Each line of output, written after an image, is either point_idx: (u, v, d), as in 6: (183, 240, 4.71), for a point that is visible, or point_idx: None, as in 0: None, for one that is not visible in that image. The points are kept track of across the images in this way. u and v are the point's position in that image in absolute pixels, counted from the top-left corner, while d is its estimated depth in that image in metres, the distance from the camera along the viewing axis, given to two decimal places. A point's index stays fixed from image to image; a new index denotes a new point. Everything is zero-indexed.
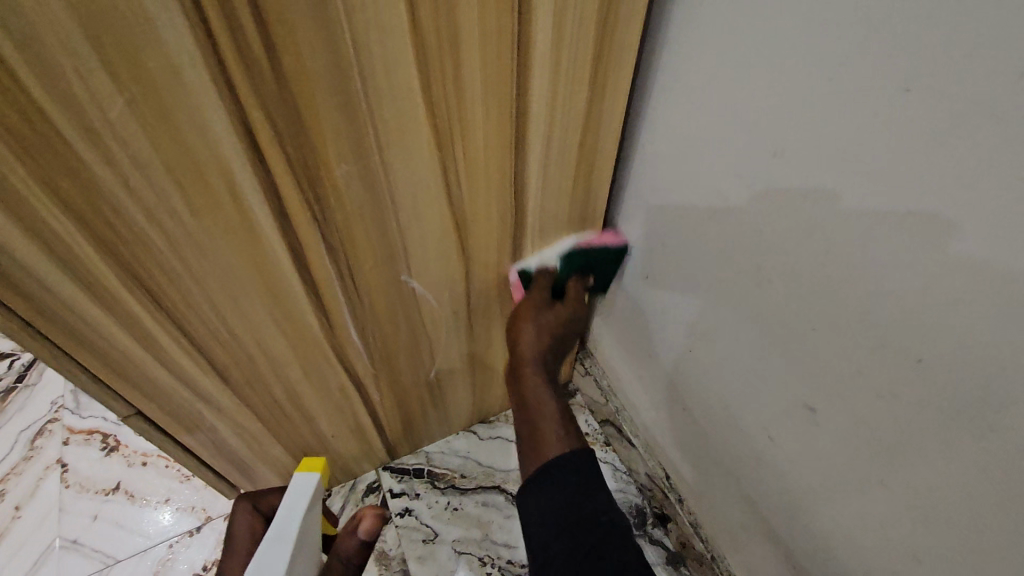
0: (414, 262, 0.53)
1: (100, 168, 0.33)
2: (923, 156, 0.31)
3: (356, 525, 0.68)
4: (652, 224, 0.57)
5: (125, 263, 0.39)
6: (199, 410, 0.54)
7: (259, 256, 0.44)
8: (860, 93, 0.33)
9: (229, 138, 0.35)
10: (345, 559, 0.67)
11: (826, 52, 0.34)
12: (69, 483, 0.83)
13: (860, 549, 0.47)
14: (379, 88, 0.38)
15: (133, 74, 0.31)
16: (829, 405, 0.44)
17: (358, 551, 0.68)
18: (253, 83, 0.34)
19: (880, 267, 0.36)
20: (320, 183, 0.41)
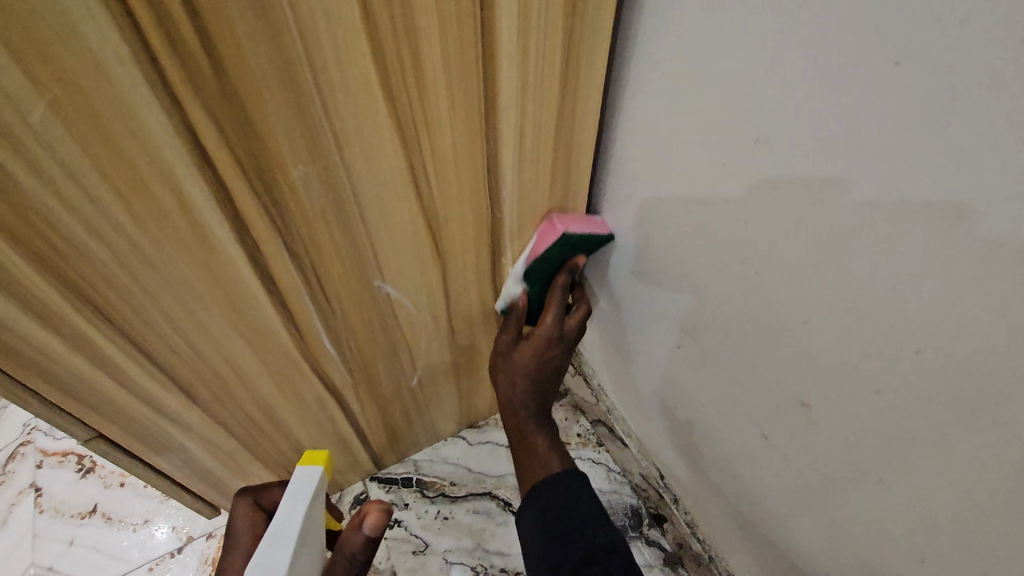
0: (386, 266, 0.50)
1: (28, 178, 0.31)
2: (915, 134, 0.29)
3: (362, 520, 0.56)
4: (634, 219, 0.55)
5: (66, 280, 0.36)
6: (167, 430, 0.52)
7: (216, 267, 0.41)
8: (844, 70, 0.31)
9: (171, 142, 0.33)
10: (350, 557, 0.56)
11: (808, 30, 0.31)
12: (43, 508, 0.80)
13: (862, 550, 0.45)
14: (334, 83, 0.35)
15: (54, 74, 0.28)
16: (823, 401, 0.42)
17: (365, 551, 0.57)
18: (193, 82, 0.31)
19: (873, 256, 0.33)
20: (277, 187, 0.39)
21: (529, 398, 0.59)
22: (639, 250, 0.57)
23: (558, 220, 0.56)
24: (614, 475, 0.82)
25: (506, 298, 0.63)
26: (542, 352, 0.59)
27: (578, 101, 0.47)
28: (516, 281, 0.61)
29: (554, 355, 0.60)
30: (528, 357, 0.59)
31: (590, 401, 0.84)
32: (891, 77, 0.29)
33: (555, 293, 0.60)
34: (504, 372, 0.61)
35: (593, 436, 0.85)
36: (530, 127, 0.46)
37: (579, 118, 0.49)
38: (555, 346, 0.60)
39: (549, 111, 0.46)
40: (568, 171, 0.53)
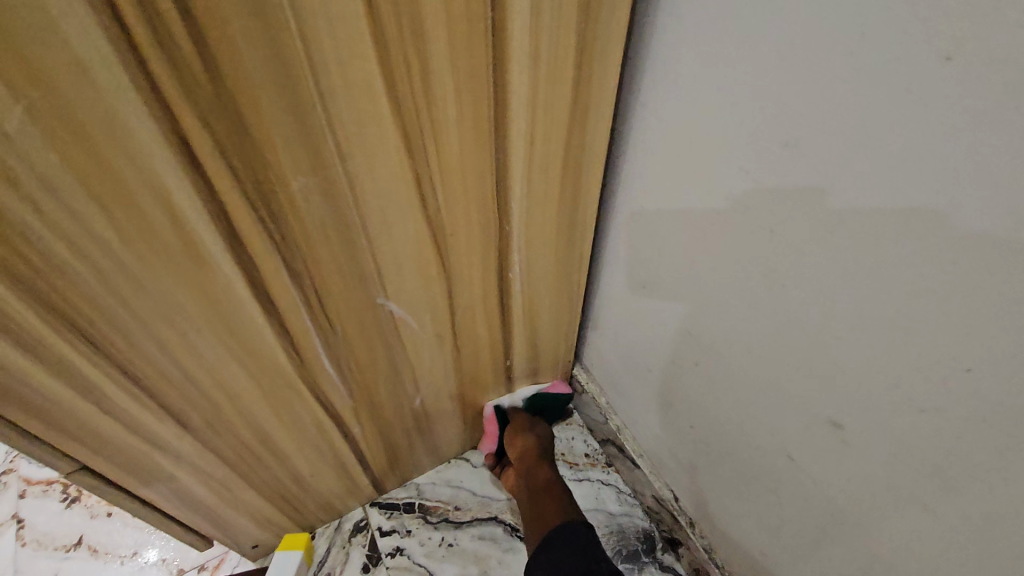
0: (389, 284, 0.48)
1: (5, 191, 0.28)
2: (967, 133, 0.26)
3: None
4: (646, 231, 0.53)
5: (46, 301, 0.33)
6: (156, 459, 0.48)
7: (210, 286, 0.38)
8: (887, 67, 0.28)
9: (161, 152, 0.30)
10: None
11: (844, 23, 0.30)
12: (25, 541, 0.75)
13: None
14: (336, 89, 0.33)
15: (31, 79, 0.26)
16: (858, 421, 0.39)
17: None
18: (186, 86, 0.29)
19: (916, 265, 0.31)
20: (276, 200, 0.36)
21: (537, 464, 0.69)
22: (651, 264, 0.54)
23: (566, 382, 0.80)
24: (625, 497, 0.78)
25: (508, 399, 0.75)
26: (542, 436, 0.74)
27: (590, 109, 0.45)
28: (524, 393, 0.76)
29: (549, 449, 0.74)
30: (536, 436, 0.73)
31: (598, 419, 0.81)
32: (941, 72, 0.27)
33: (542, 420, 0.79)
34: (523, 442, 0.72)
35: (601, 456, 0.82)
36: (540, 136, 0.44)
37: (591, 126, 0.47)
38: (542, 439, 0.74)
39: (560, 120, 0.44)
40: (579, 183, 0.51)
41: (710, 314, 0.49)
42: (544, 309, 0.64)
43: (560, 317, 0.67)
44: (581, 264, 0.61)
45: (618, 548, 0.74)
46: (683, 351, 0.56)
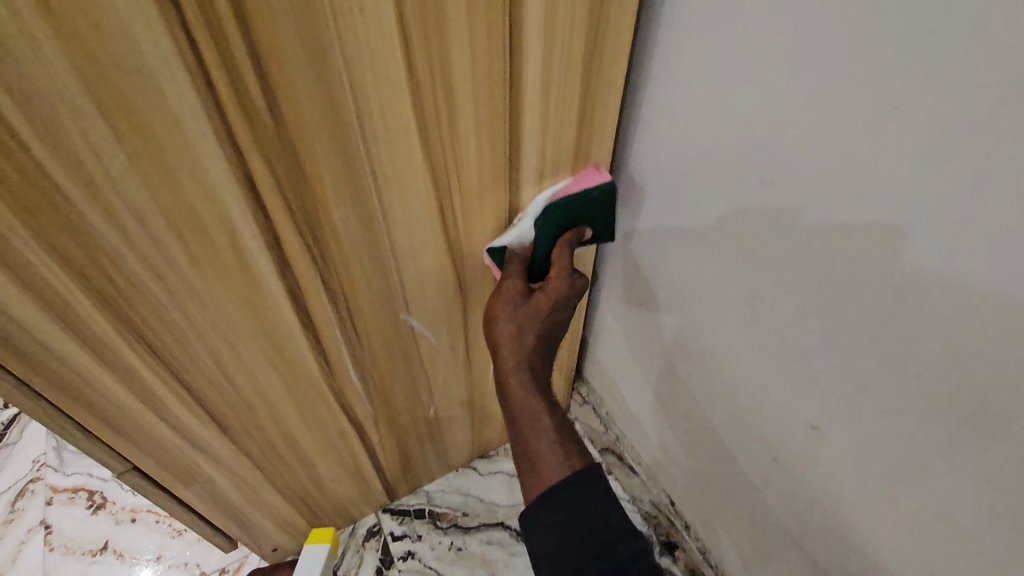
0: (411, 299, 0.53)
1: (100, 221, 0.33)
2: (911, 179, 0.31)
3: None
4: (643, 254, 0.58)
5: (123, 316, 0.38)
6: (196, 461, 0.53)
7: (259, 302, 0.43)
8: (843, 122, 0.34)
9: (229, 186, 0.36)
10: None
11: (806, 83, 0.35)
12: (54, 546, 0.79)
13: (873, 566, 0.47)
14: (376, 133, 0.38)
15: (136, 131, 0.31)
16: (832, 425, 0.44)
17: None
18: (254, 132, 0.34)
19: (876, 285, 0.36)
20: (320, 227, 0.41)
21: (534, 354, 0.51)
22: (650, 281, 0.59)
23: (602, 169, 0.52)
24: None
25: (512, 239, 0.51)
26: (563, 294, 0.51)
27: (593, 145, 0.51)
28: (531, 216, 0.51)
29: (564, 316, 0.53)
30: (544, 305, 0.51)
31: (598, 429, 0.85)
32: (887, 127, 0.32)
33: (562, 251, 0.51)
34: (512, 322, 0.50)
35: None
36: (549, 168, 0.50)
37: (593, 159, 0.52)
38: (564, 304, 0.52)
39: (567, 154, 0.50)
40: None
41: (702, 327, 0.54)
42: None
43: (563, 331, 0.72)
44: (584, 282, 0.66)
45: None
46: (679, 361, 0.60)
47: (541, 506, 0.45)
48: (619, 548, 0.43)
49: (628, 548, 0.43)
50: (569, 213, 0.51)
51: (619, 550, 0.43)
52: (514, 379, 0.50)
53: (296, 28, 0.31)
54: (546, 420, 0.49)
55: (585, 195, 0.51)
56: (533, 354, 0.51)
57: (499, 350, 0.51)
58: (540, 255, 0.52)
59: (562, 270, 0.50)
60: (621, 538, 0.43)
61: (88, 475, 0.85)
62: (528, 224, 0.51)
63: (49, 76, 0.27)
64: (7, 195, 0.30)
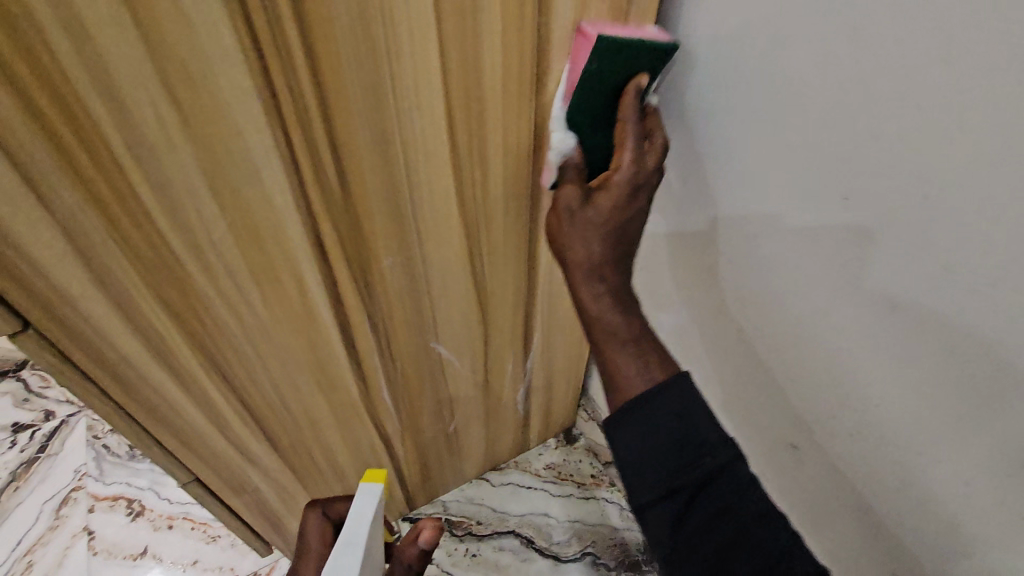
0: (441, 330, 0.60)
1: (200, 275, 0.40)
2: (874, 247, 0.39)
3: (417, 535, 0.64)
4: (651, 290, 0.66)
5: (207, 350, 0.45)
6: (248, 472, 0.59)
7: (315, 334, 0.50)
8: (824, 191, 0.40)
9: (302, 244, 0.43)
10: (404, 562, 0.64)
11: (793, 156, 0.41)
12: (97, 550, 0.85)
13: (871, 558, 0.54)
14: (423, 196, 0.46)
15: (236, 204, 0.38)
16: (821, 439, 0.52)
17: (419, 561, 0.65)
18: (327, 202, 0.41)
19: (857, 327, 0.43)
20: (371, 272, 0.48)
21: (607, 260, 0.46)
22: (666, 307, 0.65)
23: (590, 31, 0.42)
24: (626, 513, 0.88)
25: (557, 155, 0.47)
26: (619, 192, 0.45)
27: None
28: (561, 129, 0.46)
29: (638, 206, 0.46)
30: (605, 206, 0.46)
31: None
32: (862, 197, 0.38)
33: (624, 125, 0.44)
34: (579, 235, 0.46)
35: (606, 477, 0.92)
36: None
37: None
38: (632, 193, 0.45)
39: None
40: None
41: (714, 350, 0.60)
42: (559, 346, 0.76)
43: (570, 354, 0.79)
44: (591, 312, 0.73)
45: (621, 557, 0.84)
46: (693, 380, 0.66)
47: (626, 418, 0.43)
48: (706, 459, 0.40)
49: (715, 462, 0.40)
50: (594, 112, 0.45)
51: (704, 462, 0.40)
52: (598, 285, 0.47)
53: (366, 121, 0.38)
54: (616, 312, 0.46)
55: (628, 57, 0.42)
56: (606, 261, 0.47)
57: (569, 266, 0.48)
58: (595, 147, 0.47)
59: (626, 142, 0.44)
60: (708, 453, 0.40)
61: (127, 484, 0.92)
62: (558, 115, 0.45)
63: (178, 167, 0.34)
64: (134, 259, 0.37)
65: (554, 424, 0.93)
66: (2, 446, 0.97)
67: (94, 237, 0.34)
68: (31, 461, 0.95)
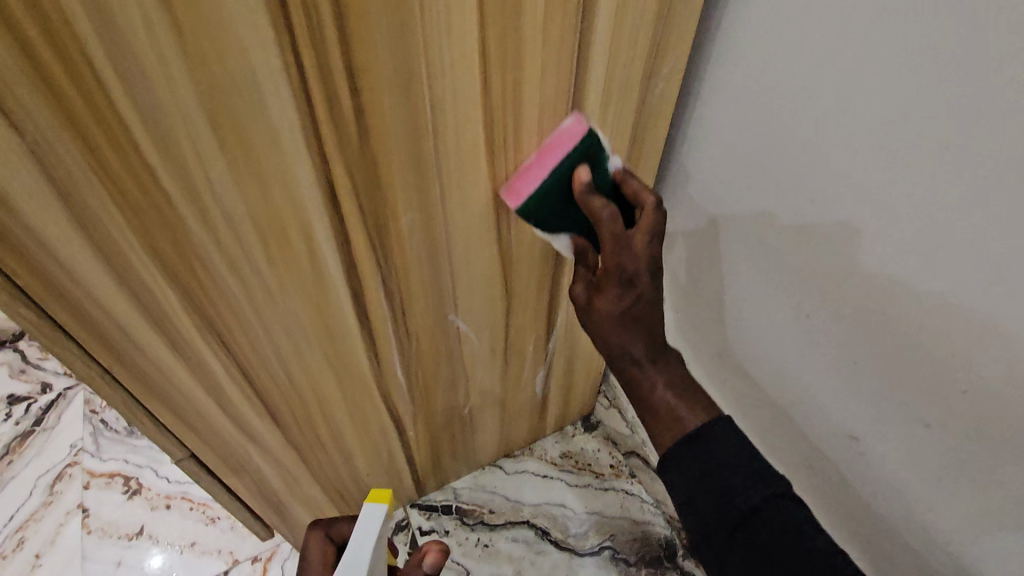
0: (462, 302, 0.55)
1: (195, 224, 0.35)
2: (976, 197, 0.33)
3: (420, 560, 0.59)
4: (684, 265, 0.61)
5: (204, 312, 0.40)
6: (249, 450, 0.55)
7: (324, 301, 0.45)
8: (893, 147, 0.36)
9: (313, 193, 0.38)
10: None
11: (858, 112, 0.38)
12: (91, 529, 0.81)
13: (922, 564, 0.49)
14: (448, 144, 0.40)
15: (238, 141, 0.33)
16: (875, 430, 0.46)
17: None
18: (341, 144, 0.36)
19: (912, 303, 0.39)
20: (387, 231, 0.43)
21: (632, 341, 0.47)
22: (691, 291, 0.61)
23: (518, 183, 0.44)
24: (647, 506, 0.84)
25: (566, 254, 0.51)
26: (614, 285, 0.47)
27: (641, 158, 0.53)
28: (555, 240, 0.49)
29: (639, 275, 0.45)
30: (604, 305, 0.48)
31: (623, 433, 0.86)
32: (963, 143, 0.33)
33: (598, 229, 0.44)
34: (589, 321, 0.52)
35: (625, 468, 0.87)
36: None
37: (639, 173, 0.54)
38: (626, 277, 0.46)
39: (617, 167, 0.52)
40: None
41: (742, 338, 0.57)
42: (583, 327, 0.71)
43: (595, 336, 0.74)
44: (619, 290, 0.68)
45: (642, 553, 0.79)
46: (718, 370, 0.62)
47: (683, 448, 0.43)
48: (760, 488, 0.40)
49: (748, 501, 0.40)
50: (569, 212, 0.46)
51: (737, 503, 0.40)
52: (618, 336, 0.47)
53: (389, 48, 0.33)
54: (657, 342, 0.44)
55: (562, 167, 0.43)
56: (634, 337, 0.47)
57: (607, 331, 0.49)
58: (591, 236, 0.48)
59: (602, 221, 0.43)
60: (745, 489, 0.40)
61: (124, 461, 0.88)
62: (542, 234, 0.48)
63: (170, 91, 0.29)
64: (120, 200, 0.32)
65: (571, 411, 0.88)
66: None
67: (73, 168, 0.30)
68: (26, 434, 0.92)
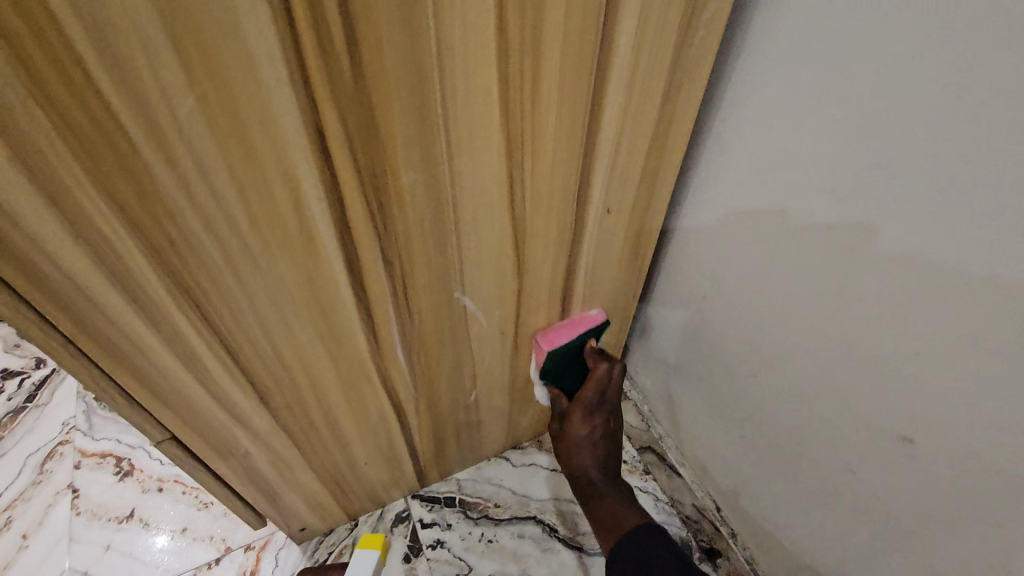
0: (469, 280, 0.50)
1: (163, 172, 0.31)
2: None
3: None
4: (710, 245, 0.55)
5: (177, 276, 0.36)
6: (236, 435, 0.51)
7: (314, 271, 0.41)
8: (975, 92, 0.31)
9: (300, 141, 0.33)
10: None
11: (930, 58, 0.32)
12: (80, 510, 0.78)
13: None
14: (455, 90, 0.35)
15: (207, 69, 0.28)
16: (919, 436, 0.40)
17: None
18: (333, 84, 0.31)
19: (977, 286, 0.33)
20: (385, 192, 0.38)
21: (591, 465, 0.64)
22: (715, 277, 0.56)
23: (543, 339, 0.62)
24: (661, 504, 0.79)
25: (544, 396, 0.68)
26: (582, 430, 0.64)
27: (672, 122, 0.47)
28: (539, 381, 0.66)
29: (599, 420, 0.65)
30: (576, 432, 0.64)
31: (637, 427, 0.82)
32: None
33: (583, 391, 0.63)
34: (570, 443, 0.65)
35: (640, 463, 0.83)
36: (625, 146, 0.46)
37: (669, 141, 0.49)
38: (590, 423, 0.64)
39: (645, 132, 0.46)
40: (650, 192, 0.53)
41: (766, 330, 0.51)
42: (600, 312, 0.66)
43: (612, 324, 0.69)
44: (640, 271, 0.63)
45: None
46: (739, 364, 0.57)
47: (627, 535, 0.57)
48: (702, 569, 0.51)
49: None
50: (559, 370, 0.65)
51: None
52: (580, 460, 0.65)
53: None
54: None
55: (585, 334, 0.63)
56: (590, 457, 0.64)
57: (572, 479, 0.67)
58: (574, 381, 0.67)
59: (576, 419, 0.64)
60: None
61: (117, 441, 0.85)
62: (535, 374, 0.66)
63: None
64: (67, 134, 0.27)
65: None
66: None
67: (10, 92, 0.25)
68: (18, 411, 0.89)
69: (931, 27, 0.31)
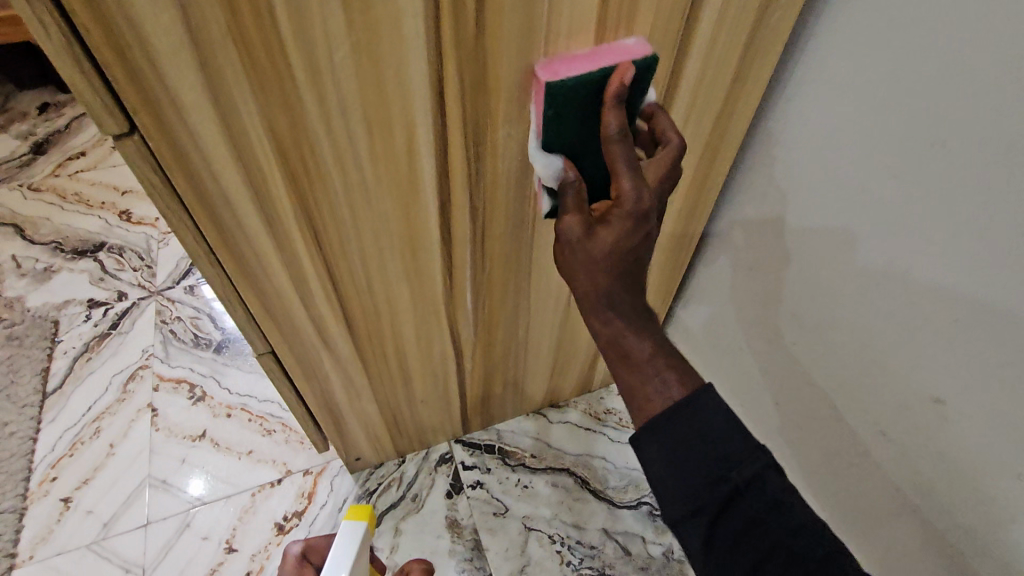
0: (540, 233, 0.55)
1: (312, 106, 0.36)
2: None
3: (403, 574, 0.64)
4: (761, 220, 0.59)
5: (305, 202, 0.42)
6: (321, 356, 0.57)
7: (412, 209, 0.46)
8: None
9: (423, 89, 0.38)
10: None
11: (999, 50, 0.36)
12: (159, 427, 0.86)
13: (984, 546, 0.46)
14: (555, 52, 0.40)
15: (362, 20, 0.33)
16: (959, 396, 0.45)
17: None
18: (457, 37, 0.36)
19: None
20: (483, 143, 0.44)
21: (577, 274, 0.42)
22: (765, 250, 0.60)
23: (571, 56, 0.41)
24: None
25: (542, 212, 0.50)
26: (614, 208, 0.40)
27: (740, 98, 0.51)
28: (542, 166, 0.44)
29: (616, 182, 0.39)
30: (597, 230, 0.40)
31: None
32: None
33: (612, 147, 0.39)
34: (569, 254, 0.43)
35: None
36: (694, 116, 0.50)
37: (734, 117, 0.52)
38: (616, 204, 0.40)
39: (714, 105, 0.50)
40: (711, 165, 0.57)
41: (813, 299, 0.55)
42: (647, 279, 0.70)
43: (658, 292, 0.73)
44: (691, 243, 0.67)
45: None
46: (782, 333, 0.61)
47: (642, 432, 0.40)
48: (730, 476, 0.37)
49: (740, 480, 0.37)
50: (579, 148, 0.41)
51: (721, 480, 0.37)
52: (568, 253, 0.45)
53: None
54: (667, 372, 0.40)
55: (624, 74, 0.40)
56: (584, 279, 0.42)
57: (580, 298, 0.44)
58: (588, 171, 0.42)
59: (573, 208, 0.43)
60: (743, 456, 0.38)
61: (191, 369, 0.93)
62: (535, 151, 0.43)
63: None
64: (248, 68, 0.33)
65: None
66: (77, 318, 1.00)
67: (214, 30, 0.31)
68: (103, 336, 0.97)
69: (1001, 24, 0.36)
